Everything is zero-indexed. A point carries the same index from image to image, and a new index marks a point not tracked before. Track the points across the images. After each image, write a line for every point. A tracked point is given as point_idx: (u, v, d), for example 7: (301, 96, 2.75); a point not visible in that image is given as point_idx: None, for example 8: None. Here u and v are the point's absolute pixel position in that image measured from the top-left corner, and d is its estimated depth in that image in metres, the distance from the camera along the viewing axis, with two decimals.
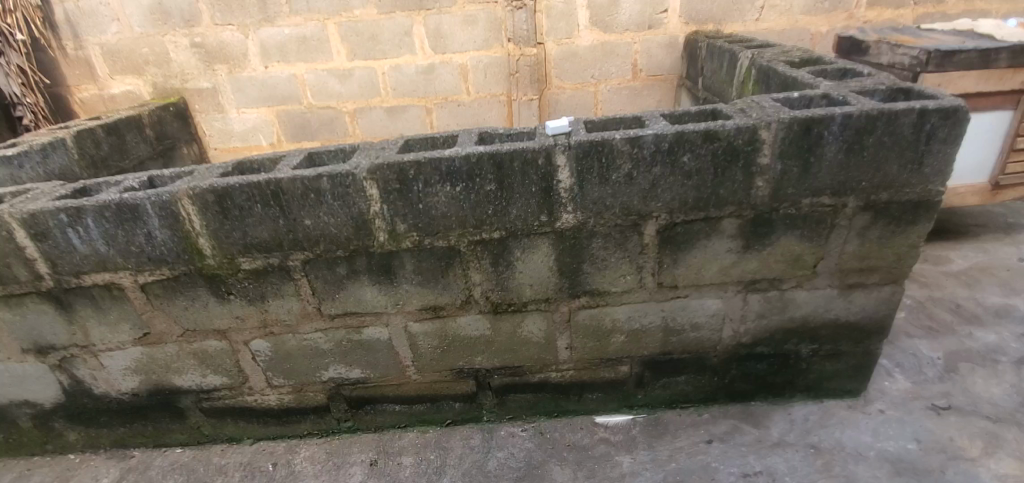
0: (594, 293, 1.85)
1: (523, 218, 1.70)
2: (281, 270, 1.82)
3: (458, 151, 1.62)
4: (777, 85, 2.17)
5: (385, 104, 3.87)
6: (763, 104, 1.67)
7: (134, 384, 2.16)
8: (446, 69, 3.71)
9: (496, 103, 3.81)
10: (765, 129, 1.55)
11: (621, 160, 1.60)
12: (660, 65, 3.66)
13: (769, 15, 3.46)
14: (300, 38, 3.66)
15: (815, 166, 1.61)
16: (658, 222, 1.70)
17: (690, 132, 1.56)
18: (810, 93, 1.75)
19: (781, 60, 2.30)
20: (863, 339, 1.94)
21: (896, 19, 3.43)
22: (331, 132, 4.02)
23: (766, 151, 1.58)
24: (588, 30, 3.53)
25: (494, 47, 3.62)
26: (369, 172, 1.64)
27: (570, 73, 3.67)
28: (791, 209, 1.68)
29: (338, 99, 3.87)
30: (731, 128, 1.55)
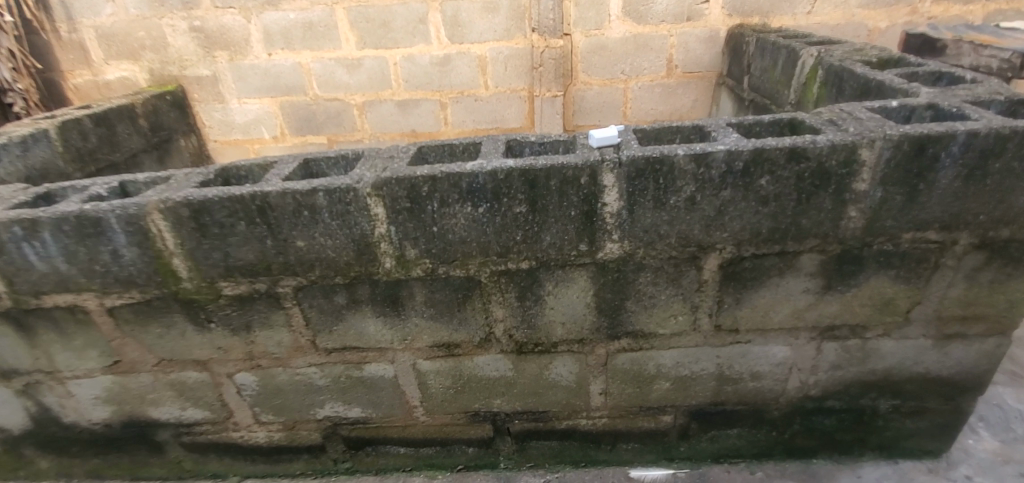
0: (637, 335, 1.56)
1: (558, 247, 1.41)
2: (269, 297, 1.55)
3: (483, 165, 1.33)
4: (854, 90, 1.84)
5: (396, 97, 3.58)
6: (858, 115, 1.36)
7: (107, 414, 1.91)
8: (463, 60, 3.41)
9: (516, 99, 3.50)
10: (867, 148, 1.24)
11: (683, 180, 1.30)
12: (697, 61, 3.31)
13: (822, 8, 3.09)
14: (306, 24, 3.37)
15: (923, 194, 1.30)
16: (722, 255, 1.40)
17: (772, 149, 1.25)
18: (911, 103, 1.43)
19: (856, 60, 1.97)
20: (954, 396, 1.64)
21: (965, 15, 3.05)
22: (337, 127, 3.73)
23: (864, 175, 1.27)
24: (619, 21, 3.20)
25: (516, 38, 3.31)
26: (374, 187, 1.35)
27: (598, 68, 3.35)
28: (887, 245, 1.37)
29: (346, 91, 3.58)
30: (824, 146, 1.24)
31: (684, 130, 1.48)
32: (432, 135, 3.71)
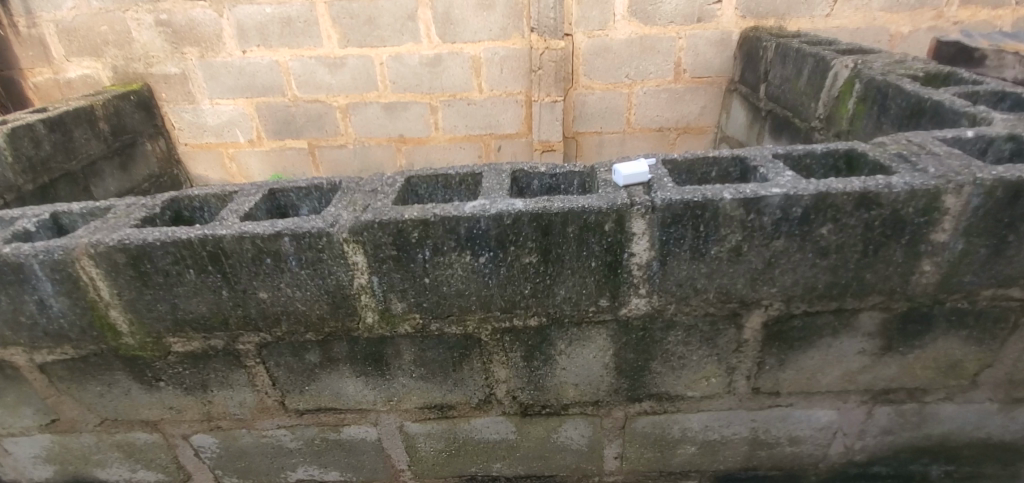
0: (661, 397, 1.34)
1: (574, 302, 1.18)
2: (228, 354, 1.30)
3: (486, 207, 1.09)
4: (902, 109, 1.62)
5: (382, 100, 3.31)
6: (933, 150, 1.14)
7: (46, 474, 1.65)
8: (455, 61, 3.15)
9: (512, 103, 3.26)
10: (953, 194, 1.03)
11: (728, 228, 1.08)
12: (707, 65, 3.07)
13: (842, 10, 2.85)
14: (284, 19, 3.08)
15: (1012, 247, 1.09)
16: (768, 313, 1.19)
17: (838, 193, 1.03)
18: (990, 133, 1.22)
19: (900, 74, 1.75)
20: (1016, 462, 1.44)
21: (993, 21, 2.84)
22: (318, 131, 3.46)
23: (946, 225, 1.06)
24: (625, 21, 2.95)
25: (512, 37, 3.06)
26: (351, 231, 1.11)
27: (600, 71, 3.11)
28: (962, 303, 1.17)
29: (328, 92, 3.31)
30: (901, 191, 1.03)
31: (722, 162, 1.26)
32: (422, 141, 3.45)
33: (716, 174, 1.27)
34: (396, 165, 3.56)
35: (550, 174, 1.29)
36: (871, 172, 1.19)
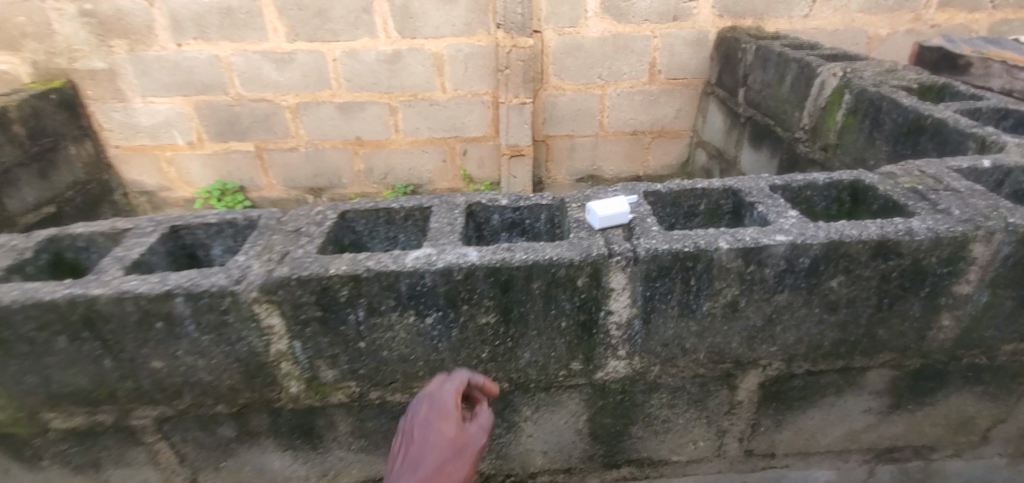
0: (642, 463, 1.17)
1: (541, 366, 0.99)
2: (121, 430, 1.06)
3: (432, 259, 0.89)
4: (898, 126, 1.47)
5: (336, 99, 3.02)
6: (952, 184, 0.99)
7: None
8: (415, 58, 2.90)
9: (478, 104, 3.04)
10: (983, 242, 0.87)
11: (723, 281, 0.90)
12: (683, 67, 2.91)
13: (821, 11, 2.71)
14: (223, 9, 2.77)
15: None
16: (765, 372, 1.03)
17: (854, 242, 0.87)
18: (1008, 162, 1.07)
19: (894, 85, 1.61)
20: None
21: (970, 25, 2.75)
22: (266, 132, 3.16)
23: (971, 277, 0.91)
24: (597, 18, 2.75)
25: (477, 34, 2.82)
26: (263, 290, 0.89)
27: (571, 71, 2.90)
28: (979, 358, 1.04)
29: (275, 90, 3.01)
30: (925, 238, 0.87)
31: (712, 195, 1.07)
32: (381, 144, 3.18)
33: (705, 208, 1.09)
34: (354, 170, 3.29)
35: (513, 208, 1.08)
36: (882, 207, 1.02)
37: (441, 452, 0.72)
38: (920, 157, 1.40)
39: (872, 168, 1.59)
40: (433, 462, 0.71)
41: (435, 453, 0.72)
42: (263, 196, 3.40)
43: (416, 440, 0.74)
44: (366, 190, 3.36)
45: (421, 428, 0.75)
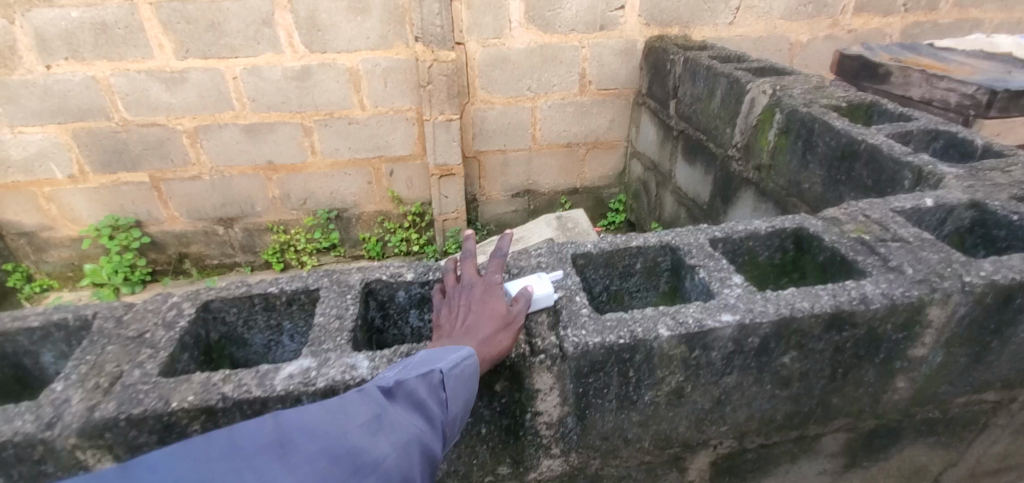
0: None
1: (462, 476, 0.83)
2: None
3: (309, 377, 0.71)
4: (831, 149, 1.41)
5: (240, 121, 2.70)
6: (900, 233, 0.91)
7: None
8: (328, 74, 2.63)
9: (402, 121, 2.81)
10: (939, 305, 0.79)
11: (666, 369, 0.77)
12: (613, 77, 2.82)
13: (745, 18, 2.70)
14: (97, 24, 2.39)
15: (993, 353, 0.89)
16: (716, 451, 0.92)
17: (805, 317, 0.76)
18: (950, 200, 1.01)
19: (824, 104, 1.56)
20: None
21: (883, 29, 2.82)
22: (161, 161, 2.78)
23: (926, 339, 0.83)
24: (522, 28, 2.61)
25: (395, 47, 2.60)
26: (83, 435, 0.69)
27: (499, 84, 2.74)
28: (934, 413, 0.97)
29: (168, 113, 2.64)
30: (880, 306, 0.77)
31: (648, 253, 0.95)
32: (297, 167, 2.89)
33: (641, 266, 0.97)
34: (269, 197, 2.97)
35: (420, 283, 0.91)
36: (827, 260, 0.93)
37: (492, 323, 0.74)
38: (855, 183, 1.35)
39: (807, 191, 1.53)
40: (483, 329, 0.73)
41: (481, 321, 0.74)
42: (165, 230, 3.00)
43: (470, 310, 0.76)
44: (285, 218, 3.05)
45: (475, 303, 0.77)
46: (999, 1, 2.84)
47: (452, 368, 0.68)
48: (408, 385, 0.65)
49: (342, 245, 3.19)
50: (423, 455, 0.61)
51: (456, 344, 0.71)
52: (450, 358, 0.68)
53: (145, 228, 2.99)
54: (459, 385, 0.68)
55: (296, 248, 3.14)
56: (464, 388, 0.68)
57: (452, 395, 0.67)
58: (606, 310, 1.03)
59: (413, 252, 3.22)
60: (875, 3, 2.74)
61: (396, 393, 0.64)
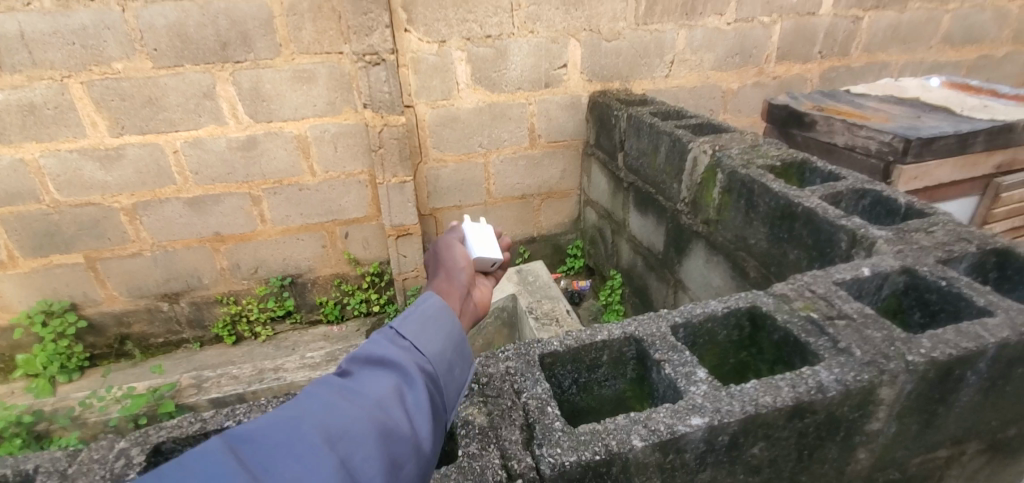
0: None
1: None
2: None
3: None
4: (771, 209, 1.49)
5: (183, 195, 2.59)
6: (844, 309, 0.97)
7: None
8: (275, 142, 2.56)
9: (355, 184, 2.76)
10: (888, 385, 0.84)
11: (643, 475, 0.78)
12: (562, 130, 2.89)
13: (679, 71, 2.85)
14: (22, 105, 2.25)
15: (940, 416, 0.95)
16: None
17: (770, 411, 0.79)
18: (885, 267, 1.10)
19: (760, 164, 1.66)
20: None
21: (804, 74, 3.05)
22: (97, 240, 2.62)
23: (880, 414, 0.88)
24: (470, 89, 2.64)
25: (344, 112, 2.56)
26: None
27: (450, 142, 2.75)
28: (895, 474, 1.01)
29: (103, 191, 2.50)
30: (837, 393, 0.81)
31: (613, 345, 0.98)
32: (246, 237, 2.79)
33: (608, 358, 0.99)
34: (217, 268, 2.84)
35: None
36: (782, 338, 0.97)
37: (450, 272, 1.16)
38: (796, 242, 1.42)
39: (753, 246, 1.60)
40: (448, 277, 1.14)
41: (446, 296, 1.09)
42: (104, 311, 2.80)
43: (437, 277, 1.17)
44: (235, 288, 2.92)
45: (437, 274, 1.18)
46: (902, 45, 3.12)
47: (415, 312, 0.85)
48: (370, 348, 0.79)
49: (298, 311, 3.08)
50: (424, 387, 0.76)
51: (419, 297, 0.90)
52: (402, 315, 0.85)
53: (81, 310, 2.78)
54: (417, 328, 0.83)
55: (249, 319, 3.00)
56: (422, 325, 0.83)
57: (411, 338, 0.80)
58: (577, 401, 1.03)
59: (374, 312, 3.14)
60: (795, 52, 2.96)
61: (367, 359, 0.77)
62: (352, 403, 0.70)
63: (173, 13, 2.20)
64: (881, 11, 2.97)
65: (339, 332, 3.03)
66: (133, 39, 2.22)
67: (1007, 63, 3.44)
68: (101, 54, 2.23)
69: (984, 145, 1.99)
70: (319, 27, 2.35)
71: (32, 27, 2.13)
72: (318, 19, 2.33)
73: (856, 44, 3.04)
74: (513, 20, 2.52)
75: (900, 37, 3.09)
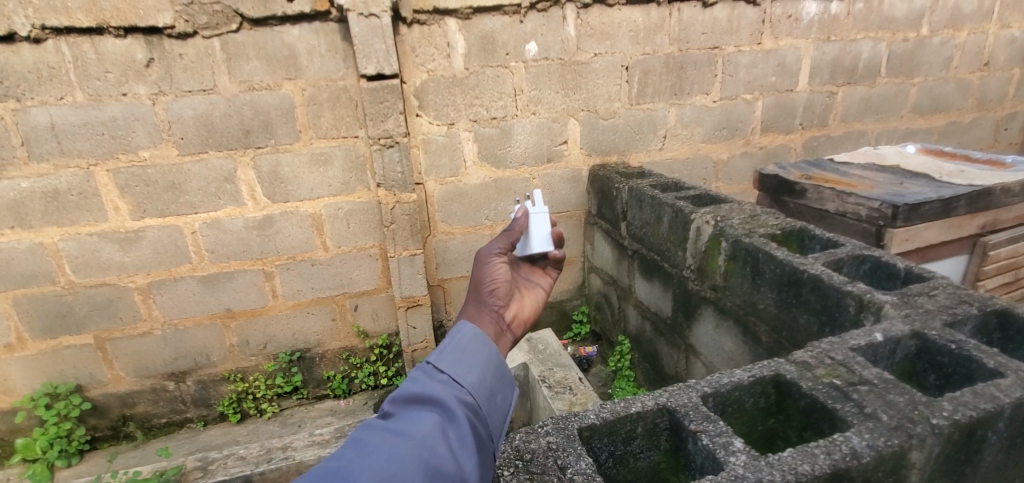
0: None
1: None
2: None
3: None
4: (778, 275, 1.57)
5: (198, 273, 2.63)
6: (865, 375, 1.03)
7: None
8: (290, 220, 2.64)
9: (366, 257, 2.81)
10: (917, 448, 0.88)
11: None
12: (565, 201, 3.01)
13: (672, 144, 3.03)
14: (47, 192, 2.32)
15: (968, 477, 0.98)
16: None
17: (809, 479, 0.83)
18: (895, 332, 1.17)
19: (762, 233, 1.76)
20: None
21: (788, 144, 3.25)
22: (109, 320, 2.62)
23: (912, 478, 0.91)
24: (477, 166, 2.77)
25: (357, 191, 2.67)
26: None
27: (458, 216, 2.85)
28: None
29: (119, 272, 2.53)
30: (871, 459, 0.86)
31: (647, 416, 1.02)
32: (256, 312, 2.80)
33: (642, 429, 1.03)
34: (226, 345, 2.83)
35: None
36: (807, 405, 1.02)
37: (488, 277, 1.46)
38: (805, 306, 1.49)
39: (763, 311, 1.66)
40: (485, 287, 1.45)
41: (478, 321, 1.41)
42: (109, 392, 2.76)
43: (482, 276, 1.46)
44: (242, 365, 2.90)
45: (482, 271, 1.47)
46: (875, 116, 3.36)
47: (446, 348, 1.02)
48: (412, 383, 0.96)
49: (304, 386, 3.04)
50: (461, 418, 0.92)
51: (454, 329, 1.08)
52: (439, 349, 1.03)
53: (86, 392, 2.73)
54: (453, 363, 1.00)
55: (255, 396, 2.95)
56: (456, 359, 1.00)
57: (447, 372, 0.98)
58: (614, 474, 1.06)
59: (381, 385, 3.11)
60: (779, 124, 3.17)
61: (410, 398, 0.94)
62: (397, 445, 0.86)
63: (201, 105, 2.34)
64: (853, 85, 3.22)
65: (346, 407, 2.98)
66: (162, 129, 2.34)
67: (975, 128, 3.69)
68: (129, 143, 2.33)
69: (966, 208, 2.11)
70: (338, 114, 2.51)
71: (65, 119, 2.23)
72: (336, 107, 2.49)
73: (833, 115, 3.27)
74: (517, 103, 2.70)
75: (873, 109, 3.33)
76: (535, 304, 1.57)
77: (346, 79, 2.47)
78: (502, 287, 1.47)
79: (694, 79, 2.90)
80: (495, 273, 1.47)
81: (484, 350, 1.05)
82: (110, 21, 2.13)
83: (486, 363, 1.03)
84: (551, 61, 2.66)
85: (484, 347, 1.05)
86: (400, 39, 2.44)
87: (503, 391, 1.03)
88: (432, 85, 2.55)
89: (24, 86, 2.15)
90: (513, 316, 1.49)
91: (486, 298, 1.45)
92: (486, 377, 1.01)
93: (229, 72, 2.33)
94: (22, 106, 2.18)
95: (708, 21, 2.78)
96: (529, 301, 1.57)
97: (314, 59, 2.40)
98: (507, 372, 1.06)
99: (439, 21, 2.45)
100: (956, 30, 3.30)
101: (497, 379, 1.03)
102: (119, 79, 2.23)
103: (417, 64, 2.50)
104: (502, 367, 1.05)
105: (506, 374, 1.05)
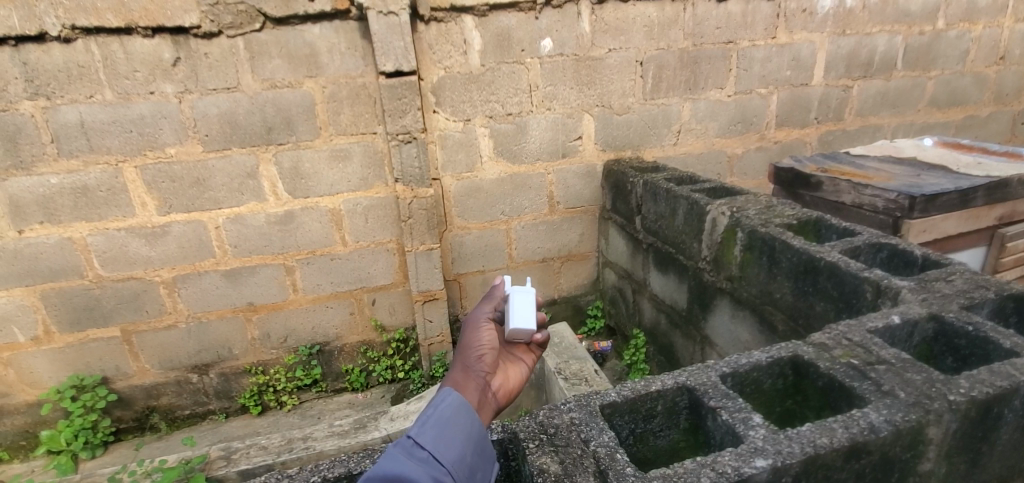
0: None
1: None
2: None
3: None
4: (793, 264, 1.59)
5: (220, 268, 2.69)
6: (882, 355, 1.07)
7: None
8: (310, 216, 2.69)
9: (383, 252, 2.86)
10: (935, 424, 0.92)
11: None
12: (578, 196, 3.03)
13: (686, 138, 3.03)
14: (76, 188, 2.38)
15: (986, 454, 1.00)
16: None
17: (827, 451, 0.86)
18: (912, 315, 1.20)
19: (779, 223, 1.78)
20: None
21: (803, 138, 3.25)
22: (135, 313, 2.68)
23: (930, 453, 0.94)
24: (492, 162, 2.80)
25: (375, 186, 2.71)
26: None
27: (474, 211, 2.88)
28: None
29: (146, 266, 2.59)
30: (888, 432, 0.89)
31: (667, 395, 1.06)
32: (277, 305, 2.85)
33: (662, 408, 1.06)
34: (247, 338, 2.88)
35: None
36: (826, 384, 1.05)
37: (474, 342, 1.38)
38: (821, 294, 1.50)
39: (779, 300, 1.67)
40: (472, 355, 1.35)
41: (462, 388, 1.28)
42: (134, 384, 2.83)
43: (470, 343, 1.39)
44: (263, 358, 2.95)
45: (470, 338, 1.40)
46: (892, 109, 3.34)
47: (426, 423, 1.07)
48: (389, 465, 1.00)
49: (323, 380, 3.08)
50: None
51: (435, 399, 1.13)
52: (419, 427, 1.07)
53: (111, 384, 2.80)
54: (431, 441, 1.04)
55: (275, 388, 3.01)
56: (433, 440, 1.05)
57: (423, 453, 1.02)
58: (634, 451, 1.10)
59: (398, 379, 3.15)
60: (793, 119, 3.17)
61: (388, 476, 0.98)
62: None
63: (225, 103, 2.40)
64: (868, 80, 3.21)
65: (363, 400, 3.03)
66: (187, 127, 2.40)
67: (992, 122, 3.65)
68: (156, 140, 2.39)
69: (985, 199, 2.10)
70: (357, 111, 2.56)
71: (94, 117, 2.30)
72: (355, 105, 2.55)
73: (849, 110, 3.26)
74: (532, 99, 2.73)
75: (889, 103, 3.32)
76: (521, 375, 1.43)
77: (365, 76, 2.52)
78: (490, 353, 1.37)
79: (709, 74, 2.91)
80: (483, 339, 1.39)
81: (465, 426, 1.09)
82: (139, 21, 2.20)
83: (466, 440, 1.07)
84: (565, 58, 2.69)
85: (465, 422, 1.10)
86: (418, 37, 2.49)
87: (481, 469, 1.07)
88: (448, 82, 2.60)
89: (54, 84, 2.22)
90: (498, 384, 1.36)
91: (473, 362, 1.35)
92: (466, 454, 1.05)
93: (252, 71, 2.39)
94: (52, 104, 2.25)
95: (723, 16, 2.80)
96: (514, 369, 1.43)
97: (334, 57, 2.46)
98: (487, 447, 1.10)
99: (455, 18, 2.50)
100: (972, 24, 3.27)
101: (477, 456, 1.07)
102: (147, 78, 2.30)
103: (434, 61, 2.55)
104: (482, 444, 1.10)
105: (485, 451, 1.09)
